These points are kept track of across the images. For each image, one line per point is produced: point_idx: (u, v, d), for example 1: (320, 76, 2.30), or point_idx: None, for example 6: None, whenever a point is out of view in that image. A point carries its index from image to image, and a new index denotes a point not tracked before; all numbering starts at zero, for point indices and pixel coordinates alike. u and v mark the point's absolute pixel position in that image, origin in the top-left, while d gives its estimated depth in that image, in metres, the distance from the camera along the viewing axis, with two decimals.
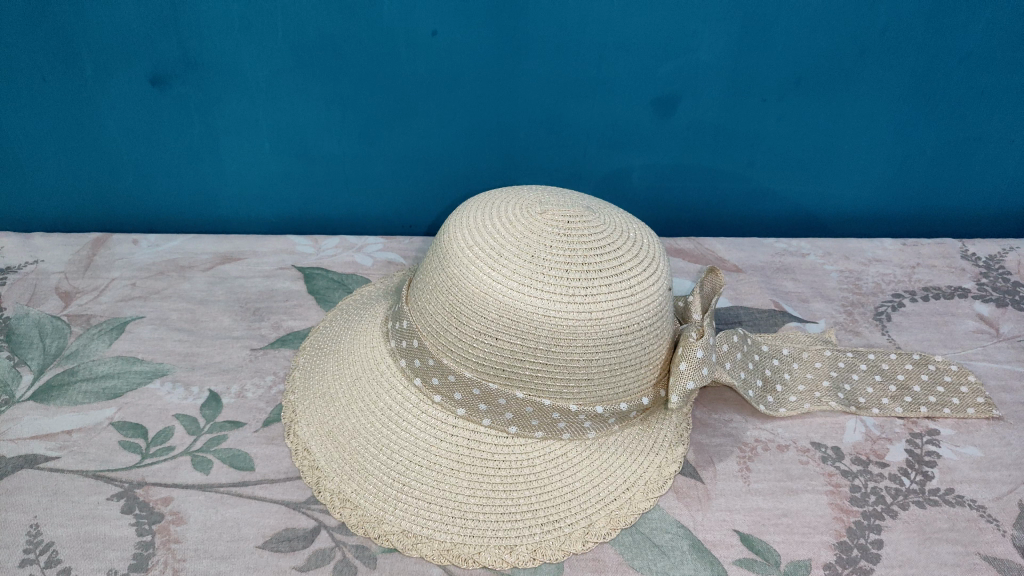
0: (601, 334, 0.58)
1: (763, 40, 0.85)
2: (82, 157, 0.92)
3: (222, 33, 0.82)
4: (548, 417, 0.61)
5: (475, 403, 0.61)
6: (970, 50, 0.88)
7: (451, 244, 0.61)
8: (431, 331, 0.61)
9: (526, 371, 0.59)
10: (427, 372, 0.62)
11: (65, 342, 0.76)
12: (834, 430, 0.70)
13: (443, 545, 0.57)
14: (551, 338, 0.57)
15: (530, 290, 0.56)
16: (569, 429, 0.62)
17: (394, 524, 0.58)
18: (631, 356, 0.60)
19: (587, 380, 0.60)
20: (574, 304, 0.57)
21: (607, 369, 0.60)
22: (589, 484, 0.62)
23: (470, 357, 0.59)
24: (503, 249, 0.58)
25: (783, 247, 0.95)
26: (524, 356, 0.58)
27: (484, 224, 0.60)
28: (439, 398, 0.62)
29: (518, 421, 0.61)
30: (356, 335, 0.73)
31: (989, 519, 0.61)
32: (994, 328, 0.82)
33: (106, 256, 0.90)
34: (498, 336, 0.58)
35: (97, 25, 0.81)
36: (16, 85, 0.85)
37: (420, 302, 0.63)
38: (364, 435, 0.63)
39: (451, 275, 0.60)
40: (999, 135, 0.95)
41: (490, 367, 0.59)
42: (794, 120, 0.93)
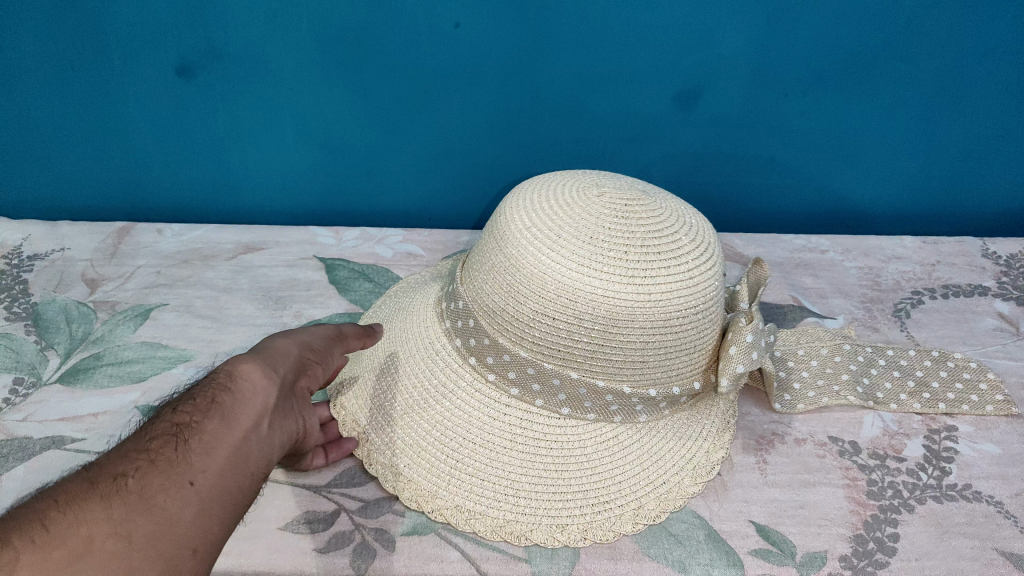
0: (660, 315, 0.57)
1: (783, 35, 0.86)
2: (107, 147, 0.93)
3: (248, 24, 0.83)
4: (601, 402, 0.61)
5: (528, 383, 0.61)
6: (992, 47, 0.87)
7: (509, 225, 0.61)
8: (488, 310, 0.61)
9: (579, 353, 0.58)
10: (484, 349, 0.61)
11: (91, 327, 0.77)
12: (852, 425, 0.70)
13: (494, 521, 0.58)
14: (608, 319, 0.56)
15: (590, 271, 0.56)
16: (622, 412, 0.62)
17: (446, 498, 0.59)
18: (687, 340, 0.60)
19: (643, 362, 0.59)
20: (633, 285, 0.56)
21: (662, 353, 0.59)
22: (640, 467, 0.62)
23: (525, 337, 0.59)
24: (564, 230, 0.58)
25: (802, 244, 0.95)
26: (580, 336, 0.57)
27: (544, 207, 0.61)
28: (494, 376, 0.61)
29: (571, 402, 0.61)
30: (404, 318, 0.73)
31: (1007, 516, 0.61)
32: (1014, 326, 0.81)
33: (131, 244, 0.91)
34: (555, 316, 0.57)
35: (127, 13, 0.82)
36: (45, 76, 0.87)
37: (476, 284, 0.63)
38: (413, 410, 0.63)
39: (506, 256, 0.60)
40: (1021, 133, 0.95)
41: (546, 348, 0.59)
42: (816, 115, 0.93)
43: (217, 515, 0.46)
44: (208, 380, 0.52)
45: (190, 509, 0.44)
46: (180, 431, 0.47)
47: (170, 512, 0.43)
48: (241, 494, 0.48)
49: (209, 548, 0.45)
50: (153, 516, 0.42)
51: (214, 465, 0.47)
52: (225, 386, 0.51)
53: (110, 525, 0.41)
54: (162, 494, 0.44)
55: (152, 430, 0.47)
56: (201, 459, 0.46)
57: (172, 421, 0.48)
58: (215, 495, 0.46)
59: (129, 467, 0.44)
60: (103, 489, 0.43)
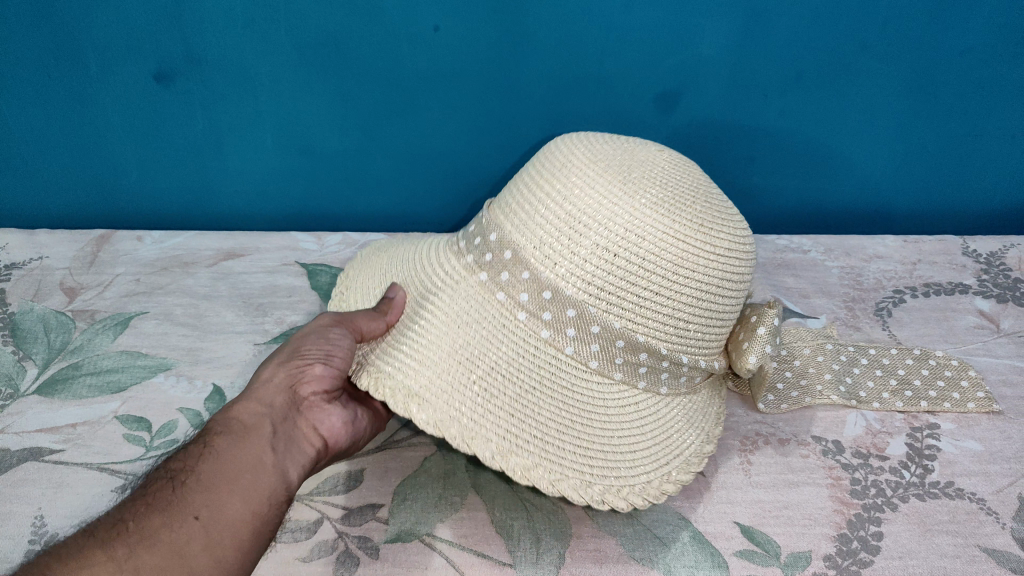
0: (713, 270, 0.59)
1: (763, 37, 0.86)
2: (85, 155, 0.92)
3: (225, 30, 0.82)
4: (630, 360, 0.59)
5: (564, 326, 0.57)
6: (969, 46, 0.88)
7: (572, 160, 0.60)
8: (534, 238, 0.58)
9: (630, 299, 0.57)
10: (519, 284, 0.58)
11: (69, 337, 0.76)
12: (835, 424, 0.70)
13: (521, 464, 0.54)
14: (669, 263, 0.57)
15: (660, 211, 0.57)
16: (649, 376, 0.61)
17: (470, 428, 0.54)
18: (725, 310, 0.63)
19: (687, 321, 0.60)
20: (697, 235, 0.58)
21: (706, 315, 0.61)
22: (654, 437, 0.61)
23: (578, 274, 0.56)
24: (634, 171, 0.59)
25: (784, 244, 0.96)
26: (637, 280, 0.57)
27: (608, 151, 0.61)
28: (524, 315, 0.58)
29: (605, 355, 0.59)
30: (411, 260, 0.68)
31: (989, 512, 0.61)
32: (995, 323, 0.82)
33: (110, 252, 0.90)
34: (617, 253, 0.56)
35: (103, 20, 0.81)
36: (20, 84, 0.86)
37: (516, 217, 0.59)
38: (433, 339, 0.58)
39: (565, 191, 0.58)
40: (1000, 131, 0.95)
41: (597, 285, 0.57)
42: (796, 115, 0.93)
43: (224, 546, 0.51)
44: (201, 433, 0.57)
45: (195, 542, 0.50)
46: (172, 476, 0.53)
47: (173, 547, 0.49)
48: (251, 524, 0.53)
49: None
50: (156, 553, 0.49)
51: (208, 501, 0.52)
52: (215, 433, 0.57)
53: (118, 564, 0.48)
54: (164, 532, 0.50)
55: (153, 479, 0.53)
56: (197, 498, 0.52)
57: (170, 468, 0.54)
58: (219, 528, 0.51)
59: (126, 513, 0.51)
60: (103, 536, 0.49)
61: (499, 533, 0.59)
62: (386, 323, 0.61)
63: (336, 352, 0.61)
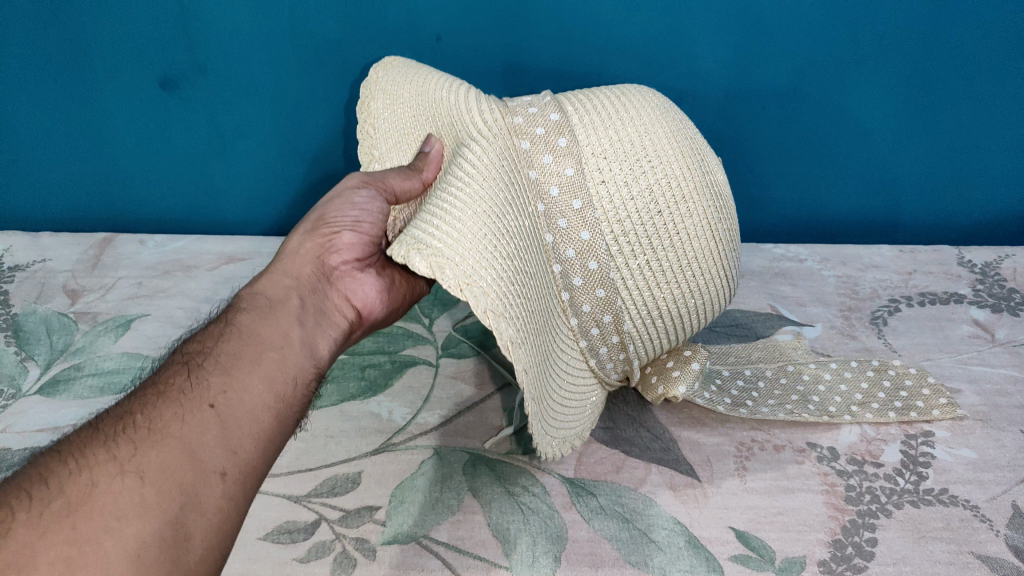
0: (702, 287, 0.64)
1: (761, 49, 0.87)
2: (89, 160, 0.93)
3: (229, 35, 0.84)
4: (592, 322, 0.62)
5: (571, 242, 0.58)
6: (962, 59, 0.89)
7: (666, 109, 0.63)
8: (598, 145, 0.59)
9: (637, 265, 0.60)
10: (557, 176, 0.57)
11: (72, 338, 0.77)
12: (829, 431, 0.71)
13: (507, 332, 0.50)
14: (682, 254, 0.62)
15: (695, 208, 0.61)
16: (606, 346, 0.64)
17: (468, 275, 0.49)
18: (692, 324, 0.66)
19: (666, 313, 0.64)
20: (708, 245, 0.63)
21: (677, 319, 0.65)
22: (571, 399, 0.64)
23: (616, 208, 0.59)
24: (702, 160, 0.62)
25: (781, 254, 0.97)
26: (650, 250, 0.60)
27: (693, 128, 0.65)
28: (541, 207, 0.57)
29: (596, 304, 0.61)
30: (433, 103, 0.64)
31: (983, 519, 0.62)
32: (990, 333, 0.82)
33: (113, 255, 0.91)
34: (655, 209, 0.60)
35: (111, 25, 0.84)
36: (28, 89, 0.88)
37: (591, 115, 0.60)
38: (478, 182, 0.53)
39: (645, 125, 0.61)
40: (995, 145, 0.96)
41: (623, 231, 0.59)
42: (791, 127, 0.94)
43: (240, 437, 0.49)
44: (219, 319, 0.57)
45: (209, 434, 0.48)
46: (188, 365, 0.52)
47: (183, 441, 0.47)
48: (271, 409, 0.52)
49: (237, 469, 0.48)
50: (164, 447, 0.46)
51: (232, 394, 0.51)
52: (234, 317, 0.57)
53: (122, 463, 0.44)
54: (172, 427, 0.47)
55: (161, 376, 0.51)
56: (208, 391, 0.50)
57: (181, 363, 0.52)
58: (232, 419, 0.50)
59: (134, 407, 0.49)
60: (107, 430, 0.47)
61: (494, 536, 0.59)
62: (419, 182, 0.64)
63: (364, 219, 0.66)
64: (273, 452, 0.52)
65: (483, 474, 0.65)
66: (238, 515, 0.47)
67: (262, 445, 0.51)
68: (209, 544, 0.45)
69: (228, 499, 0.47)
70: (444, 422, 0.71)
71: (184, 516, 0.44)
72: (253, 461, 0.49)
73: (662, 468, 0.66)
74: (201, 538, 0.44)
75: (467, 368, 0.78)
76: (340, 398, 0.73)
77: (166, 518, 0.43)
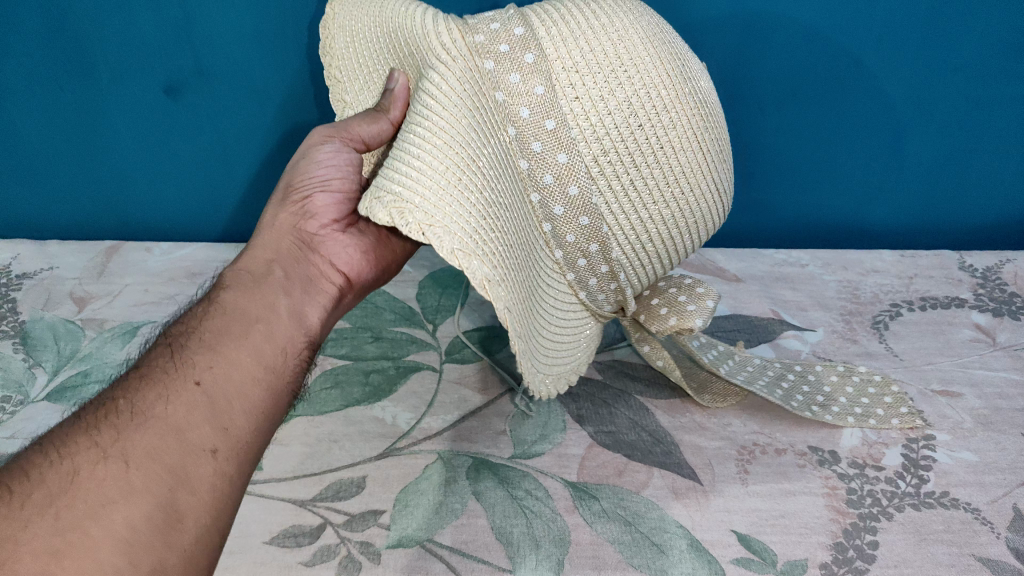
0: (686, 206, 0.62)
1: (759, 53, 0.90)
2: (96, 168, 0.95)
3: (235, 43, 0.88)
4: (579, 253, 0.60)
5: (547, 168, 0.56)
6: (961, 63, 0.90)
7: (637, 11, 0.59)
8: (566, 54, 0.55)
9: (618, 183, 0.58)
10: (526, 95, 0.54)
11: (79, 345, 0.78)
12: (831, 435, 0.71)
13: (482, 272, 0.49)
14: (667, 171, 0.59)
15: (675, 118, 0.58)
16: (592, 277, 0.63)
17: (431, 216, 0.48)
18: (681, 244, 0.64)
19: (652, 235, 0.61)
20: (692, 159, 0.60)
21: (665, 241, 0.63)
22: (560, 343, 0.66)
23: (593, 121, 0.56)
24: (680, 65, 0.59)
25: (782, 258, 0.98)
26: (630, 167, 0.58)
27: (669, 30, 0.61)
28: (513, 131, 0.55)
29: (580, 231, 0.58)
30: (387, 27, 0.61)
31: (984, 522, 0.62)
32: (991, 336, 0.83)
33: (119, 263, 0.92)
34: (635, 122, 0.57)
35: (118, 35, 0.86)
36: (37, 98, 0.90)
37: (557, 25, 0.56)
38: (447, 118, 0.52)
39: (616, 30, 0.57)
40: (995, 149, 0.96)
41: (601, 148, 0.56)
42: (790, 131, 0.96)
43: (229, 414, 0.51)
44: (204, 297, 0.59)
45: (195, 413, 0.49)
46: (172, 347, 0.54)
47: (168, 421, 0.48)
48: (260, 384, 0.53)
49: (228, 447, 0.50)
50: (149, 430, 0.47)
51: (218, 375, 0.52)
52: (217, 294, 0.58)
53: (105, 448, 0.46)
54: (157, 408, 0.48)
55: (144, 359, 0.53)
56: (192, 369, 0.51)
57: (163, 344, 0.54)
58: (219, 396, 0.51)
59: (120, 391, 0.50)
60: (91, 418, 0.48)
61: (498, 540, 0.60)
62: (387, 122, 0.64)
63: (334, 176, 0.69)
64: (266, 426, 0.53)
65: (486, 478, 0.65)
66: (231, 491, 0.49)
67: (252, 420, 0.52)
68: (203, 522, 0.46)
69: (220, 475, 0.48)
70: (448, 426, 0.71)
71: (175, 496, 0.46)
72: (244, 437, 0.51)
73: (665, 471, 0.67)
74: (195, 516, 0.46)
75: (470, 373, 0.79)
76: (344, 403, 0.73)
77: (156, 501, 0.45)
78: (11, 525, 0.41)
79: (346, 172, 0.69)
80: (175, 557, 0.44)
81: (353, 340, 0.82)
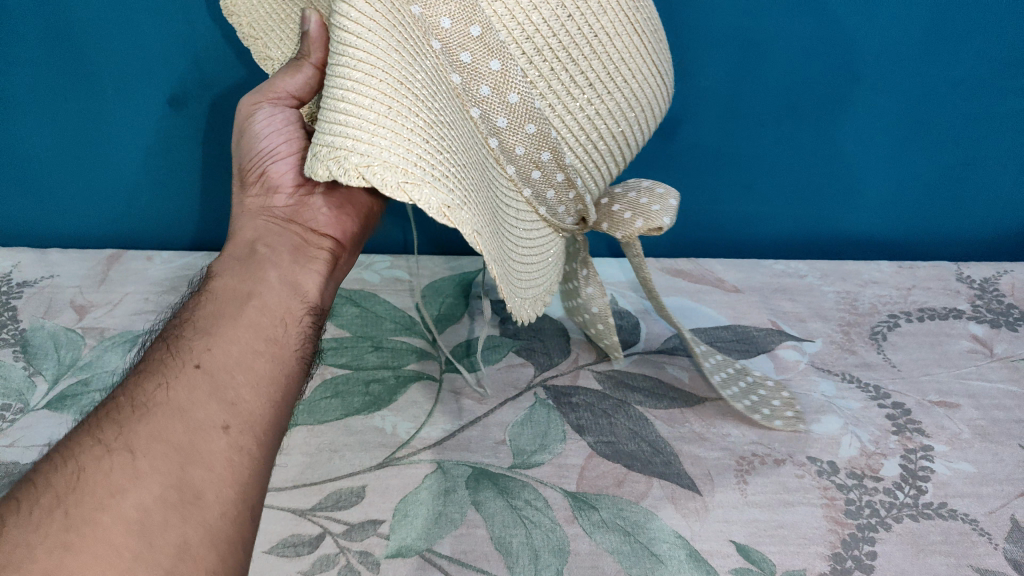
0: (631, 97, 0.60)
1: (759, 70, 0.91)
2: (99, 178, 0.98)
3: (236, 57, 0.92)
4: (531, 164, 0.58)
5: (482, 79, 0.53)
6: (959, 80, 0.91)
7: None
8: None
9: (561, 85, 0.55)
10: (443, 6, 0.51)
11: (79, 353, 0.78)
12: (829, 445, 0.71)
13: (437, 198, 0.46)
14: (606, 60, 0.57)
15: (601, 6, 0.55)
16: (551, 185, 0.61)
17: (368, 155, 0.45)
18: (632, 137, 0.63)
19: (604, 136, 0.60)
20: (625, 48, 0.58)
21: (618, 135, 0.61)
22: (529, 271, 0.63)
23: (520, 21, 0.52)
24: None
25: (781, 269, 0.99)
26: (567, 65, 0.55)
27: None
28: (438, 44, 0.51)
29: (530, 138, 0.56)
30: None
31: (981, 533, 0.62)
32: (988, 348, 0.83)
33: (119, 270, 0.92)
34: (564, 13, 0.53)
35: (123, 50, 0.90)
36: (43, 110, 0.93)
37: None
38: (370, 44, 0.47)
39: None
40: (991, 163, 0.97)
41: (533, 50, 0.53)
42: (789, 146, 0.96)
43: (234, 390, 0.51)
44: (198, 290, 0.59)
45: (198, 393, 0.50)
46: (168, 338, 0.54)
47: (171, 405, 0.48)
48: (262, 355, 0.54)
49: (240, 421, 0.50)
50: (153, 417, 0.47)
51: (217, 355, 0.52)
52: (210, 284, 0.59)
53: (110, 442, 0.46)
54: (158, 397, 0.49)
55: (144, 355, 0.53)
56: (190, 354, 0.52)
57: (162, 338, 0.54)
58: (221, 375, 0.51)
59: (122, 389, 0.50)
60: (96, 418, 0.48)
61: (497, 550, 0.60)
62: (311, 68, 0.64)
63: (280, 141, 0.67)
64: (279, 397, 0.53)
65: (486, 488, 0.65)
66: (249, 463, 0.49)
67: (262, 392, 0.52)
68: (224, 496, 0.46)
69: (234, 449, 0.48)
70: (447, 436, 0.71)
71: (188, 474, 0.46)
72: (256, 409, 0.51)
73: (664, 481, 0.67)
74: (213, 490, 0.46)
75: (470, 383, 0.79)
76: (345, 412, 0.74)
77: (170, 481, 0.45)
78: (23, 529, 0.41)
79: (289, 133, 0.67)
80: (197, 530, 0.44)
81: (353, 350, 0.83)
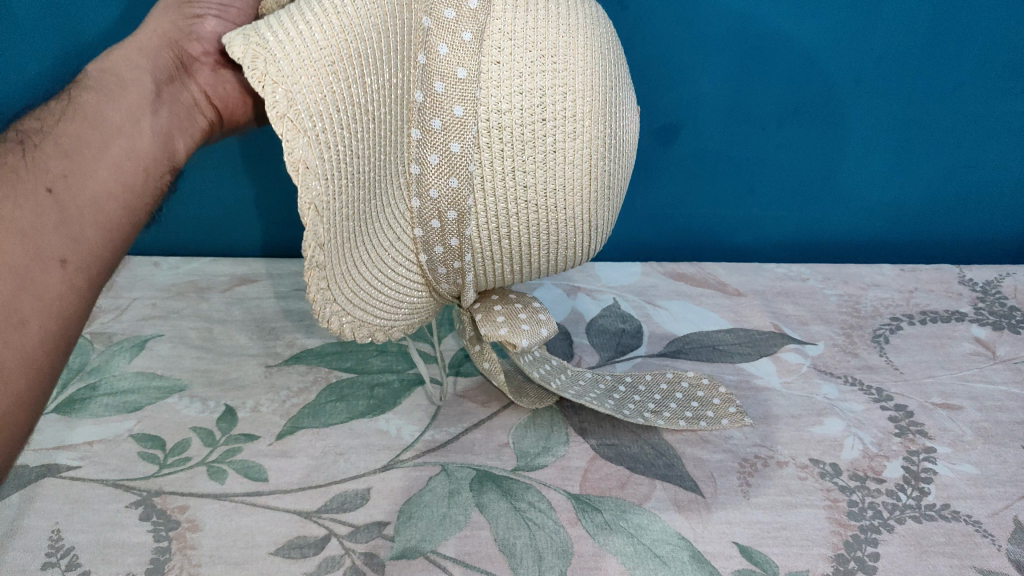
0: (554, 224, 0.60)
1: (759, 75, 0.91)
2: None
3: None
4: (434, 214, 0.57)
5: (440, 114, 0.54)
6: (958, 83, 0.92)
7: (588, 12, 0.59)
8: (502, 30, 0.55)
9: (494, 173, 0.57)
10: (457, 40, 0.54)
11: (88, 358, 0.80)
12: (832, 447, 0.71)
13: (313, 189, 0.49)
14: (549, 180, 0.58)
15: (579, 135, 0.57)
16: (447, 250, 0.59)
17: (288, 105, 0.48)
18: (532, 258, 0.63)
19: (508, 229, 0.60)
20: (575, 180, 0.59)
21: (522, 245, 0.61)
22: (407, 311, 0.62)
23: (500, 101, 0.55)
24: (609, 89, 0.58)
25: (783, 272, 0.99)
26: (512, 154, 0.56)
27: (615, 51, 0.60)
28: (422, 60, 0.54)
29: (447, 199, 0.57)
30: None
31: (985, 534, 0.62)
32: (991, 350, 0.83)
33: (127, 277, 0.93)
34: (540, 115, 0.56)
35: None
36: None
37: None
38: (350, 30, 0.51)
39: (565, 23, 0.56)
40: (992, 165, 0.97)
41: (491, 134, 0.55)
42: (791, 148, 0.97)
43: (82, 224, 0.46)
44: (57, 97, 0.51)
45: (46, 218, 0.44)
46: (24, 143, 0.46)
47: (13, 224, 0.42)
48: (118, 198, 0.48)
49: (79, 258, 0.45)
50: None
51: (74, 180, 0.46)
52: (76, 93, 0.51)
53: None
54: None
55: None
56: (42, 172, 0.45)
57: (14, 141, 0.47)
58: (73, 205, 0.46)
59: None
60: None
61: (501, 551, 0.60)
62: None
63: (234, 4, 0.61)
64: (120, 241, 0.49)
65: (490, 490, 0.66)
66: (76, 304, 0.45)
67: (107, 233, 0.48)
68: (49, 331, 0.43)
69: (68, 287, 0.44)
70: (452, 439, 0.72)
71: (16, 299, 0.41)
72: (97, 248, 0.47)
73: (666, 483, 0.67)
74: (38, 317, 0.42)
75: (473, 387, 0.79)
76: (350, 415, 0.74)
77: None
78: None
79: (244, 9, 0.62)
80: (15, 361, 0.41)
81: (357, 354, 0.83)
